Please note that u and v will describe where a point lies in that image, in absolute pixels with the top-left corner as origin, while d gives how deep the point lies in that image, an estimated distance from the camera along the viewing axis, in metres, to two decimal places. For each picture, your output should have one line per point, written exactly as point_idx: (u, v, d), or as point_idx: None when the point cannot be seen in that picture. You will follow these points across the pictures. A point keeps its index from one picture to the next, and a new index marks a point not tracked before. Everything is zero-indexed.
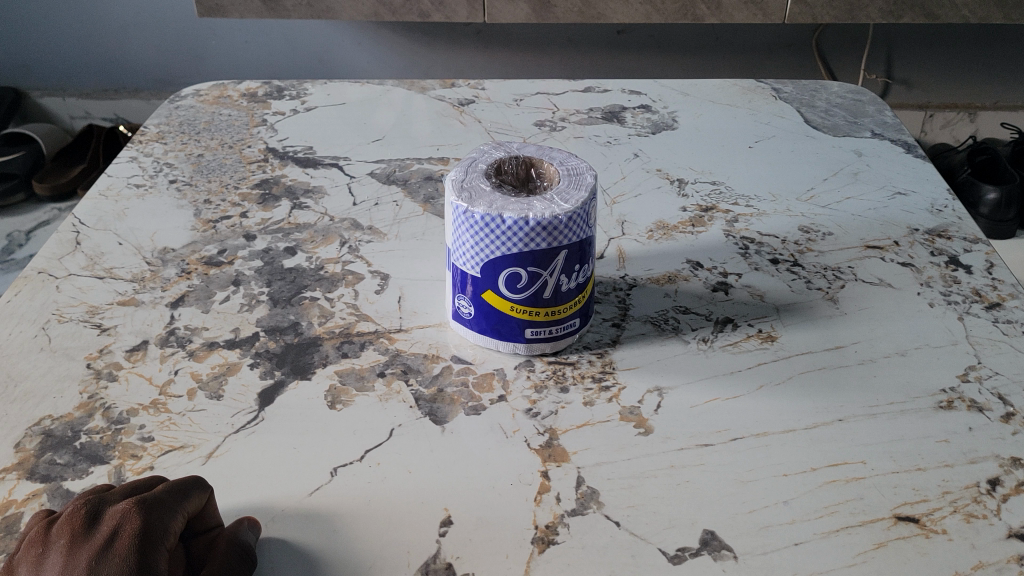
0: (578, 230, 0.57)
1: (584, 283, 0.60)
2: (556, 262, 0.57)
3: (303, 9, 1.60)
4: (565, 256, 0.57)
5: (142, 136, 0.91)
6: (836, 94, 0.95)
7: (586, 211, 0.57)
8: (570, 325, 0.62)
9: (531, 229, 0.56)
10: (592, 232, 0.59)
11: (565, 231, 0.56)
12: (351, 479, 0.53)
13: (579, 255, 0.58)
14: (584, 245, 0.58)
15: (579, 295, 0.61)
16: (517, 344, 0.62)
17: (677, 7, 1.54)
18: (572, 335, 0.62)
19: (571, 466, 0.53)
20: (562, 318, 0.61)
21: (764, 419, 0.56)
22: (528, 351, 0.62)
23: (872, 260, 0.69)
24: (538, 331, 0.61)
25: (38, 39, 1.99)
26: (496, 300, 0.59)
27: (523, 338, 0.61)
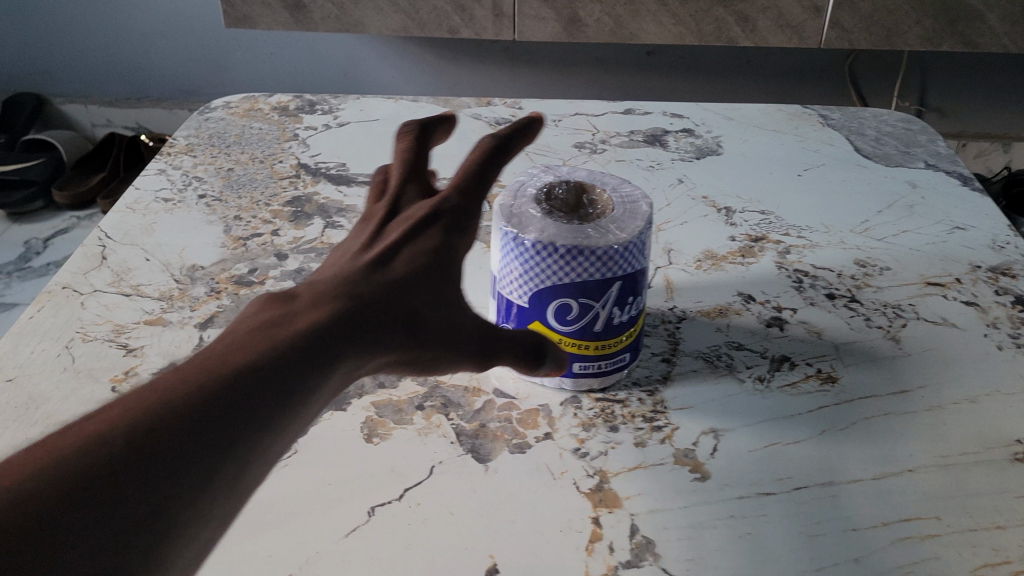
0: (633, 260, 0.54)
1: (636, 315, 0.57)
2: (610, 293, 0.54)
3: (331, 22, 1.58)
4: (619, 288, 0.54)
5: (171, 148, 0.89)
6: (886, 122, 0.92)
7: (642, 240, 0.54)
8: (621, 360, 0.58)
9: (584, 258, 0.53)
10: (647, 263, 0.56)
11: (620, 261, 0.53)
12: (390, 520, 0.49)
13: (633, 287, 0.55)
14: (639, 277, 0.55)
15: (631, 329, 0.57)
16: (563, 379, 0.58)
17: (711, 28, 1.52)
18: (621, 370, 0.59)
19: (623, 512, 0.50)
20: (613, 352, 0.57)
21: (829, 467, 0.52)
22: (575, 386, 0.59)
23: (933, 298, 0.66)
24: (587, 365, 0.57)
25: (64, 46, 1.98)
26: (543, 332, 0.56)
27: (570, 372, 0.58)
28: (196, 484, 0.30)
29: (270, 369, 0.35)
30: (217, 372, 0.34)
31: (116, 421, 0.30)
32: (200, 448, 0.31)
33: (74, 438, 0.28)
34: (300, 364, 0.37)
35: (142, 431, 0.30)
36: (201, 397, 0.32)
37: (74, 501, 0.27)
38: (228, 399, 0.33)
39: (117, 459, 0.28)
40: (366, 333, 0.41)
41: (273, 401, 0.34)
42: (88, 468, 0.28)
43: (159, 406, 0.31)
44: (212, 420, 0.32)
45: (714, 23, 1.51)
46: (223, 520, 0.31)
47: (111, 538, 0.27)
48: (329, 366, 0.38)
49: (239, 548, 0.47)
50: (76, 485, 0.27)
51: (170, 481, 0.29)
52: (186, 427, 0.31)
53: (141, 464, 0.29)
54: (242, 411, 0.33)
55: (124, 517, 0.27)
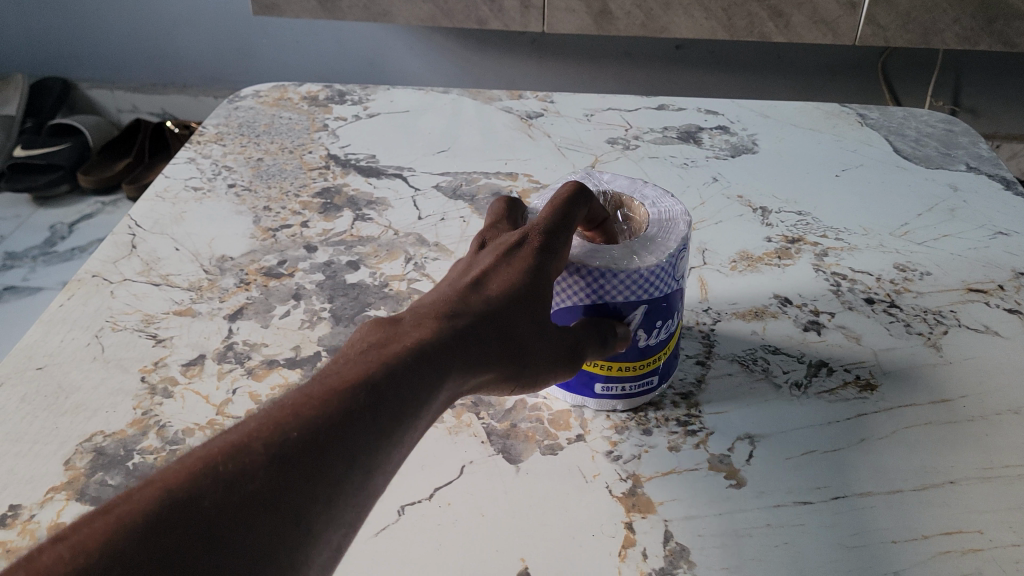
0: (661, 286, 0.52)
1: (665, 340, 0.55)
2: (632, 317, 0.52)
3: (359, 11, 1.58)
4: (643, 312, 0.52)
5: (201, 136, 0.88)
6: (927, 123, 0.90)
7: (673, 264, 0.52)
8: (647, 383, 0.56)
9: (608, 280, 0.51)
10: (679, 287, 0.54)
11: (646, 285, 0.51)
12: (420, 520, 0.49)
13: (660, 312, 0.53)
14: (668, 302, 0.53)
15: (659, 352, 0.55)
16: (586, 400, 0.56)
17: (743, 23, 1.50)
18: (649, 394, 0.57)
19: (657, 518, 0.49)
20: (638, 375, 0.55)
21: (869, 477, 0.51)
22: (598, 407, 0.56)
23: (976, 305, 0.64)
24: (611, 387, 0.55)
25: (92, 31, 1.99)
26: None
27: (594, 394, 0.55)
28: (324, 492, 0.33)
29: (386, 383, 0.38)
30: (338, 388, 0.37)
31: (251, 437, 0.33)
32: (326, 458, 0.34)
33: (219, 452, 0.32)
34: (411, 377, 0.40)
35: (276, 446, 0.33)
36: (325, 412, 0.36)
37: (220, 506, 0.30)
38: (348, 414, 0.36)
39: (254, 470, 0.32)
40: (468, 348, 0.44)
41: (390, 413, 0.38)
42: (229, 477, 0.31)
43: (289, 422, 0.34)
44: (334, 433, 0.35)
45: (747, 18, 1.49)
46: (353, 524, 0.34)
47: (256, 539, 0.30)
48: (439, 380, 0.41)
49: None
50: (222, 494, 0.30)
51: (302, 488, 0.32)
52: (312, 441, 0.34)
53: (274, 474, 0.32)
54: (361, 422, 0.36)
55: (267, 521, 0.31)
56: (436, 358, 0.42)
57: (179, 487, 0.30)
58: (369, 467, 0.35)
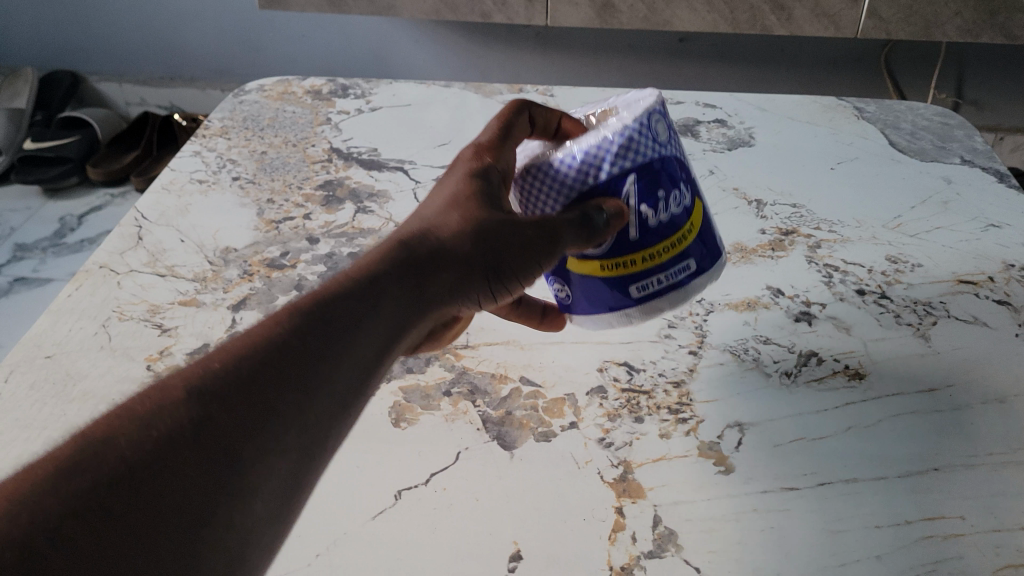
0: (644, 147, 0.45)
1: (680, 214, 0.47)
2: (627, 193, 0.45)
3: (363, 5, 1.59)
4: (637, 182, 0.45)
5: (206, 130, 0.90)
6: (923, 116, 0.91)
7: (649, 121, 0.45)
8: (682, 270, 0.47)
9: (576, 160, 0.45)
10: (670, 150, 0.47)
11: (621, 150, 0.45)
12: (416, 504, 0.50)
13: (657, 178, 0.46)
14: (662, 166, 0.46)
15: (680, 230, 0.47)
16: (626, 312, 0.48)
17: (746, 16, 1.51)
18: (691, 281, 0.48)
19: (647, 503, 0.50)
20: (666, 263, 0.47)
21: (854, 464, 0.53)
22: (640, 314, 0.48)
23: (965, 296, 0.65)
24: (643, 285, 0.47)
25: (101, 25, 2.00)
26: (582, 266, 0.48)
27: (629, 302, 0.48)
28: (252, 425, 0.34)
29: (319, 306, 0.38)
30: (269, 320, 0.37)
31: (176, 378, 0.34)
32: (253, 387, 0.34)
33: (142, 397, 0.33)
34: (351, 298, 0.39)
35: (199, 382, 0.34)
36: (252, 343, 0.36)
37: (139, 446, 0.31)
38: (276, 342, 0.36)
39: (174, 407, 0.32)
40: (415, 267, 0.42)
41: (326, 334, 0.37)
42: (150, 417, 0.32)
43: (214, 358, 0.35)
44: (262, 361, 0.35)
45: (749, 11, 1.50)
46: (299, 446, 0.35)
47: (179, 474, 0.31)
48: (386, 301, 0.41)
49: None
50: (137, 436, 0.31)
51: (228, 420, 0.33)
52: (236, 372, 0.35)
53: (195, 409, 0.33)
54: (292, 347, 0.36)
55: (190, 455, 0.31)
56: (382, 280, 0.41)
57: (98, 433, 0.31)
58: (305, 389, 0.36)
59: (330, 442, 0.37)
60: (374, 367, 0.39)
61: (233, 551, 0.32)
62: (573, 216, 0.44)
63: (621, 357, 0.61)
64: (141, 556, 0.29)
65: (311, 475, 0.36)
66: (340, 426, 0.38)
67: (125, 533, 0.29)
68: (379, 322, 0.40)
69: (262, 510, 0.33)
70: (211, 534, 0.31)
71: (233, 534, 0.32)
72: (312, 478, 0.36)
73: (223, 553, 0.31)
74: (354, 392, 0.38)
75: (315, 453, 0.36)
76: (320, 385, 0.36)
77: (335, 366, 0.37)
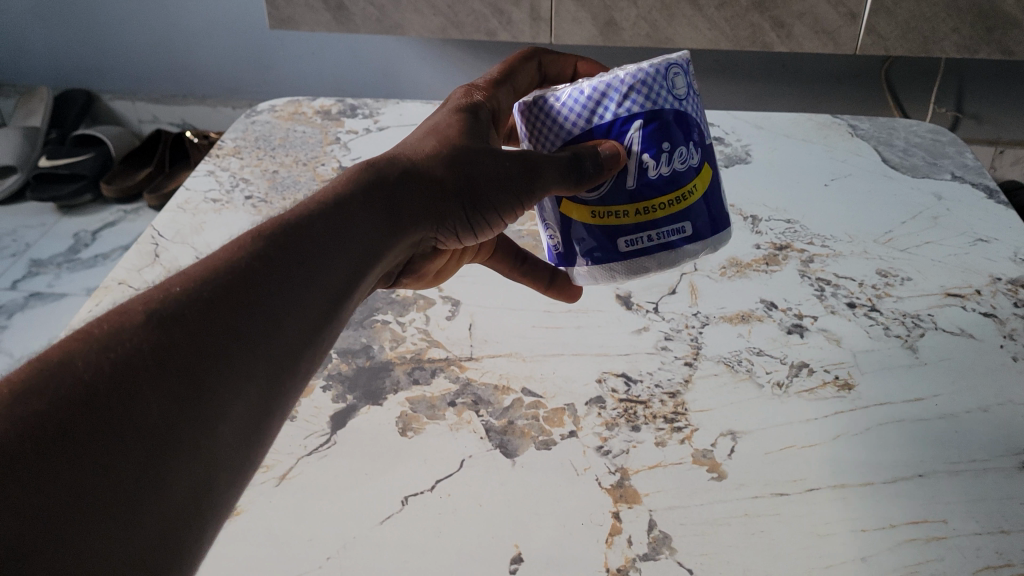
0: (656, 96, 0.48)
1: (684, 173, 0.49)
2: (630, 137, 0.49)
3: (372, 24, 1.62)
4: (642, 129, 0.48)
5: (219, 150, 0.93)
6: (914, 132, 0.94)
7: (667, 74, 0.49)
8: (676, 232, 0.50)
9: (588, 98, 0.49)
10: (686, 108, 0.50)
11: (632, 94, 0.48)
12: (422, 509, 0.53)
13: (664, 130, 0.49)
14: (673, 120, 0.49)
15: (682, 189, 0.50)
16: (615, 263, 0.52)
17: (746, 34, 1.54)
18: (685, 245, 0.50)
19: (642, 508, 0.53)
20: (660, 219, 0.50)
21: (842, 470, 0.55)
22: (629, 267, 0.52)
23: (953, 309, 0.68)
24: (634, 240, 0.50)
25: (114, 44, 2.05)
26: (579, 210, 0.52)
27: (619, 252, 0.51)
28: (215, 346, 0.35)
29: (280, 236, 0.40)
30: (229, 249, 0.39)
31: (136, 305, 0.36)
32: (213, 312, 0.36)
33: (101, 322, 0.35)
34: (312, 229, 0.41)
35: (158, 308, 0.35)
36: (211, 271, 0.37)
37: (95, 368, 0.32)
38: (236, 269, 0.38)
39: (132, 331, 0.34)
40: (388, 194, 0.46)
41: (286, 262, 0.39)
42: (114, 339, 0.33)
43: (173, 286, 0.37)
44: (222, 288, 0.37)
45: (750, 28, 1.53)
46: (263, 371, 0.37)
47: (140, 395, 0.32)
48: (349, 231, 0.43)
49: (284, 532, 0.51)
50: (98, 359, 0.33)
51: (188, 344, 0.34)
52: (195, 298, 0.36)
53: (154, 332, 0.34)
54: (253, 274, 0.38)
55: (151, 377, 0.33)
56: (344, 212, 0.43)
57: (57, 357, 0.32)
58: (267, 314, 0.37)
59: (298, 366, 0.39)
60: (339, 295, 0.41)
61: (200, 471, 0.33)
62: (562, 158, 0.48)
63: (618, 368, 0.64)
64: (98, 475, 0.30)
65: (279, 400, 0.38)
66: (310, 348, 0.39)
67: (84, 452, 0.30)
68: (342, 250, 0.42)
69: (228, 432, 0.35)
70: (174, 453, 0.32)
71: (198, 454, 0.33)
72: (280, 401, 0.38)
73: (188, 472, 0.33)
74: (319, 319, 0.40)
75: (282, 378, 0.38)
76: (282, 311, 0.38)
77: (297, 294, 0.39)
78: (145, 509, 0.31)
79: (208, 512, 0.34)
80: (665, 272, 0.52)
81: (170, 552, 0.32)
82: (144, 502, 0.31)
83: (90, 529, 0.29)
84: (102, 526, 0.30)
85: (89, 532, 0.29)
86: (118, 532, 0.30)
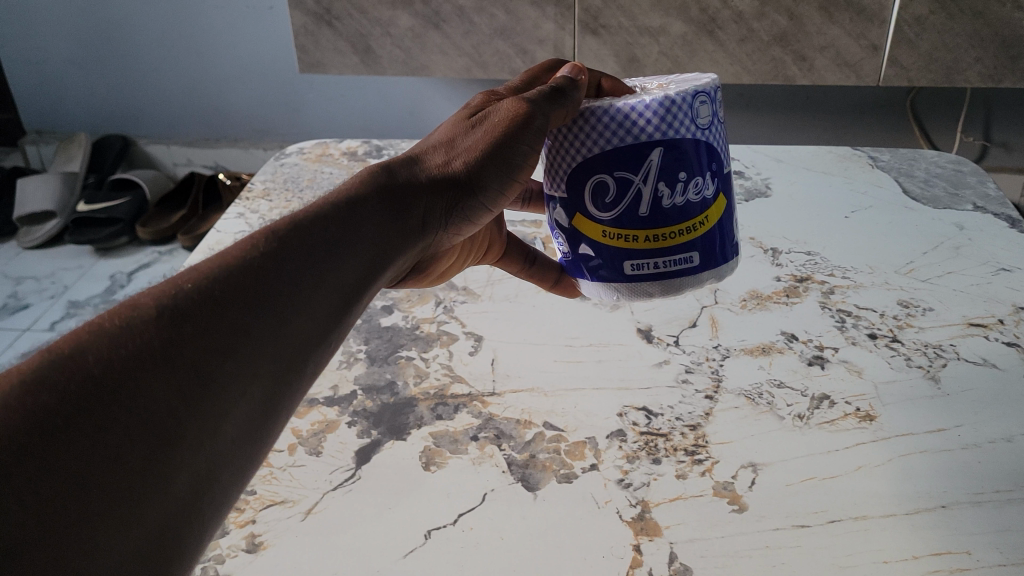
0: (679, 125, 0.49)
1: (697, 204, 0.50)
2: (650, 163, 0.49)
3: (399, 66, 1.66)
4: (661, 156, 0.49)
5: (250, 193, 0.95)
6: (935, 163, 0.96)
7: (692, 103, 0.49)
8: (684, 261, 0.51)
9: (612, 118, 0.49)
10: (707, 137, 0.50)
11: (655, 119, 0.48)
12: (444, 544, 0.53)
13: (683, 159, 0.49)
14: (692, 150, 0.49)
15: (693, 220, 0.51)
16: (620, 282, 0.53)
17: (768, 68, 1.55)
18: (688, 274, 0.52)
19: (663, 541, 0.53)
20: (671, 248, 0.51)
21: (865, 501, 0.54)
22: (634, 289, 0.53)
23: (975, 339, 0.68)
24: (640, 264, 0.51)
25: (150, 90, 2.11)
26: (587, 225, 0.52)
27: (624, 273, 0.52)
28: (224, 343, 0.37)
29: (292, 237, 0.42)
30: (241, 246, 0.41)
31: (143, 298, 0.37)
32: (223, 309, 0.37)
33: (111, 313, 0.36)
34: (320, 231, 0.43)
35: (168, 303, 0.36)
36: (222, 268, 0.39)
37: (105, 360, 0.33)
38: (245, 269, 0.39)
39: (142, 323, 0.35)
40: (397, 192, 0.48)
41: (295, 264, 0.41)
42: (124, 328, 0.35)
43: (183, 280, 0.38)
44: (232, 287, 0.38)
45: (772, 62, 1.54)
46: (268, 372, 0.38)
47: (149, 390, 0.34)
48: (359, 232, 0.45)
49: (308, 565, 0.52)
50: (106, 349, 0.34)
51: (197, 341, 0.36)
52: (206, 295, 0.37)
53: (164, 326, 0.35)
54: (264, 275, 0.39)
55: (159, 372, 0.34)
56: (354, 214, 0.45)
57: (65, 349, 0.33)
58: (276, 314, 0.39)
59: (301, 369, 0.40)
60: (344, 298, 0.43)
61: (202, 465, 0.35)
62: (545, 91, 0.51)
63: (639, 402, 0.64)
64: (108, 466, 0.31)
65: (279, 405, 0.39)
66: (314, 355, 0.41)
67: (93, 443, 0.31)
68: (350, 253, 0.43)
69: (230, 431, 0.36)
70: (180, 448, 0.34)
71: (200, 451, 0.35)
72: (284, 402, 0.40)
73: (191, 466, 0.34)
74: (324, 321, 0.41)
75: (285, 378, 0.39)
76: (290, 312, 0.40)
77: (303, 296, 0.40)
78: (148, 504, 0.32)
79: (206, 508, 0.35)
80: (668, 297, 0.53)
81: (171, 541, 0.33)
82: (150, 495, 0.32)
83: (97, 518, 0.31)
84: (107, 517, 0.31)
85: (95, 521, 0.31)
86: (121, 524, 0.31)
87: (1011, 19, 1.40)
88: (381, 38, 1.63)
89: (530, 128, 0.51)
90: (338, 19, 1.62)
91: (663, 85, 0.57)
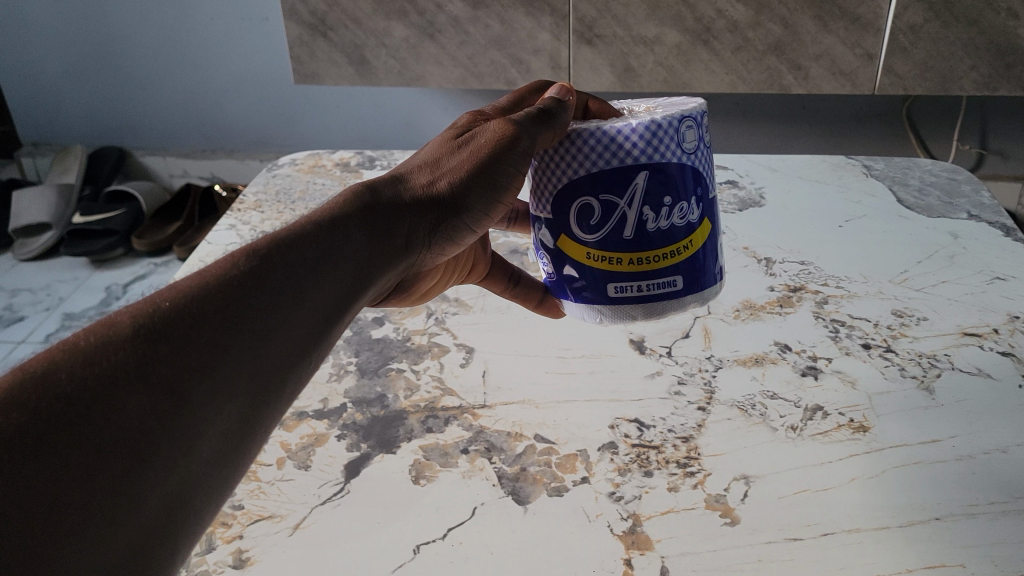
0: (665, 149, 0.49)
1: (681, 228, 0.50)
2: (635, 186, 0.48)
3: (394, 76, 1.66)
4: (646, 179, 0.48)
5: (241, 205, 0.95)
6: (929, 172, 0.95)
7: (678, 127, 0.49)
8: (667, 285, 0.51)
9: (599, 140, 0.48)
10: (693, 162, 0.50)
11: (642, 142, 0.48)
12: (433, 559, 0.53)
13: (668, 183, 0.49)
14: (679, 174, 0.49)
15: (677, 243, 0.50)
16: (604, 304, 0.52)
17: (763, 77, 1.55)
18: (671, 299, 0.51)
19: (655, 555, 0.52)
20: (654, 271, 0.50)
21: (859, 514, 0.54)
22: (619, 311, 0.52)
23: (970, 348, 0.67)
24: (624, 287, 0.51)
25: (146, 102, 2.11)
26: (571, 247, 0.52)
27: (608, 295, 0.52)
28: (202, 362, 0.36)
29: (275, 253, 0.41)
30: (221, 264, 0.40)
31: (122, 315, 0.36)
32: (200, 327, 0.37)
33: (88, 332, 0.35)
34: (304, 247, 0.42)
35: (145, 320, 0.36)
36: (202, 285, 0.38)
37: (78, 379, 0.33)
38: (226, 287, 0.39)
39: (118, 342, 0.35)
40: (382, 210, 0.48)
41: (277, 280, 0.40)
42: (100, 348, 0.34)
43: (161, 298, 0.38)
44: (212, 305, 0.38)
45: (767, 71, 1.54)
46: (247, 391, 0.38)
47: (124, 409, 0.33)
48: (343, 248, 0.44)
49: None
50: (81, 369, 0.33)
51: (174, 359, 0.35)
52: (184, 313, 0.37)
53: (140, 344, 0.35)
54: (244, 292, 0.39)
55: (135, 390, 0.34)
56: (337, 231, 0.44)
57: (38, 368, 0.33)
58: (256, 332, 0.38)
59: (282, 389, 0.40)
60: (328, 315, 0.42)
61: (178, 484, 0.34)
62: (531, 112, 0.51)
63: (632, 414, 0.64)
64: (77, 486, 0.31)
65: (259, 425, 0.39)
66: (295, 375, 0.41)
67: (62, 464, 0.31)
68: (334, 270, 0.43)
69: (207, 450, 0.36)
70: (155, 467, 0.33)
71: (176, 470, 0.34)
72: (263, 423, 0.39)
73: (165, 486, 0.34)
74: (306, 340, 0.41)
75: (264, 397, 0.39)
76: (270, 331, 0.39)
77: (285, 315, 0.40)
78: (121, 523, 0.32)
79: (181, 530, 0.35)
80: (651, 321, 0.52)
81: (143, 564, 0.33)
82: (122, 514, 0.32)
83: (68, 538, 0.30)
84: (79, 536, 0.30)
85: (66, 540, 0.30)
86: (94, 543, 0.31)
87: (1007, 27, 1.40)
88: (377, 49, 1.63)
89: (516, 149, 0.50)
90: (332, 30, 1.62)
91: (649, 107, 0.57)
